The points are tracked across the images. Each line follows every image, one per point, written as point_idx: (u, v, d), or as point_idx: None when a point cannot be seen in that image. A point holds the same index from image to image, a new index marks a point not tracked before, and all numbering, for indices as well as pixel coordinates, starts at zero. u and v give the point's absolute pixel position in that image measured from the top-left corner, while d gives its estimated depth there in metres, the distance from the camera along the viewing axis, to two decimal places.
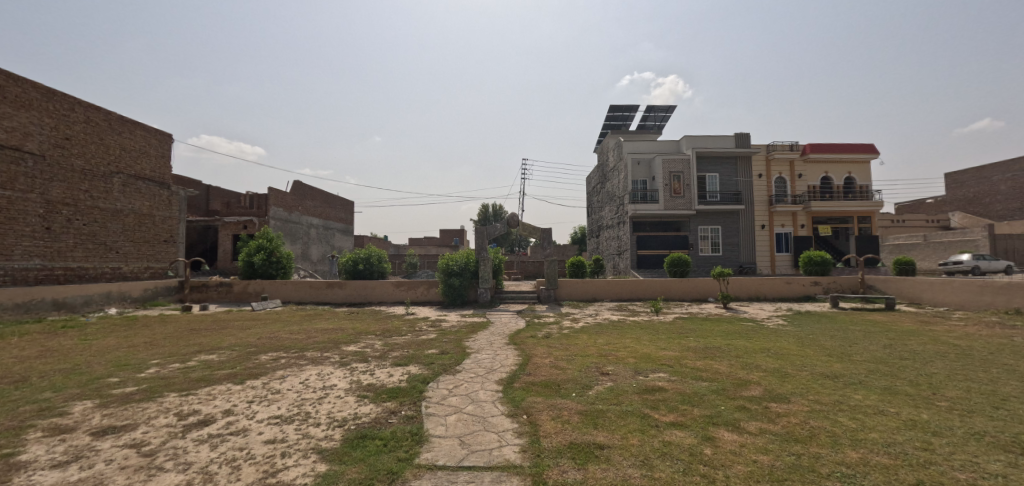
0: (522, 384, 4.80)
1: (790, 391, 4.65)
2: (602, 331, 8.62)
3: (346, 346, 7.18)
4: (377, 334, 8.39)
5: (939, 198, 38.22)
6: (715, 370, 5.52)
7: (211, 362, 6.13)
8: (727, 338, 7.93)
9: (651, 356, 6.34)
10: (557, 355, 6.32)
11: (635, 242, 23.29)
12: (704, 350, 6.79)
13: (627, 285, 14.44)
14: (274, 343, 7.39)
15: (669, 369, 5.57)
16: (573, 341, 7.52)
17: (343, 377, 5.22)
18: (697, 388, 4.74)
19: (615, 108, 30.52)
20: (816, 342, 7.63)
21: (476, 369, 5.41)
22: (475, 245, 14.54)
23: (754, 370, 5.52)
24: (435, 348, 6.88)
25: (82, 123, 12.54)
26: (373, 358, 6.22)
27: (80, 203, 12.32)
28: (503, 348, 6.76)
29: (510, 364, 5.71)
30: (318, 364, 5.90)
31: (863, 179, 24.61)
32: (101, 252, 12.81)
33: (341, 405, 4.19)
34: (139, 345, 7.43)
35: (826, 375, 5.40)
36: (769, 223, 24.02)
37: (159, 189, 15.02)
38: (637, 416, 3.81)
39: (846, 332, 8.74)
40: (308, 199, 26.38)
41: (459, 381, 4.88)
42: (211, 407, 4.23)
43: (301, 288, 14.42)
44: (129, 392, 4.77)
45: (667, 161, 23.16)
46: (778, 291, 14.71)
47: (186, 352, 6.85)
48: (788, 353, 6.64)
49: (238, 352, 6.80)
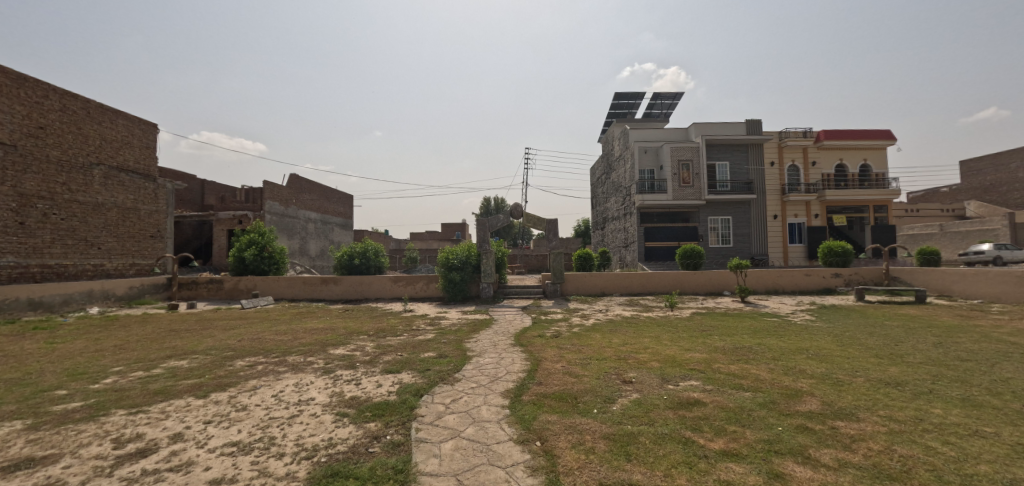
0: (533, 397, 4.05)
1: (856, 406, 3.88)
2: (616, 329, 7.85)
3: (334, 349, 6.45)
4: (370, 334, 7.68)
5: (954, 186, 37.07)
6: (756, 378, 4.75)
7: (177, 370, 5.38)
8: (756, 336, 7.13)
9: (678, 359, 5.57)
10: (570, 358, 5.56)
11: (643, 233, 22.47)
12: (735, 351, 6.02)
13: (638, 278, 13.63)
14: (254, 347, 6.65)
15: (702, 376, 4.81)
16: (586, 341, 6.77)
17: (323, 388, 4.48)
18: (741, 400, 3.99)
19: (620, 96, 29.50)
20: (857, 341, 6.85)
21: (479, 378, 4.65)
22: (477, 237, 13.76)
23: (801, 377, 4.77)
24: (432, 351, 6.15)
25: (57, 111, 11.78)
26: (363, 364, 5.50)
27: (57, 196, 11.61)
28: (508, 351, 5.99)
29: (517, 370, 4.94)
30: (297, 372, 5.17)
31: (880, 166, 23.66)
32: (82, 248, 12.13)
33: (315, 428, 3.44)
34: (106, 350, 6.71)
35: (886, 382, 4.66)
36: (782, 213, 23.12)
37: (144, 182, 14.31)
38: (679, 442, 3.06)
39: (884, 329, 7.96)
40: (306, 192, 25.62)
41: (458, 394, 4.14)
42: (158, 430, 3.53)
43: (294, 285, 13.73)
44: (70, 410, 4.05)
45: (676, 149, 22.22)
46: (798, 284, 13.86)
47: (155, 357, 6.13)
48: (832, 354, 5.89)
49: (212, 357, 6.07)
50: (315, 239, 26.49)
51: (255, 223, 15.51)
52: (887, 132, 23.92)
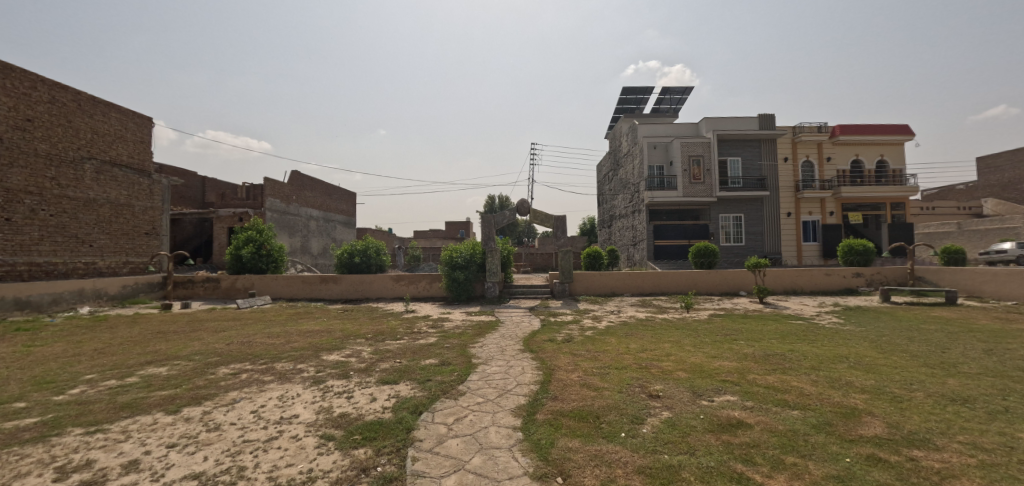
0: (548, 415, 3.51)
1: (928, 430, 3.31)
2: (632, 333, 7.30)
3: (327, 355, 5.93)
4: (367, 338, 7.15)
5: (971, 183, 35.94)
6: (801, 392, 4.17)
7: (153, 379, 4.90)
8: (786, 342, 6.53)
9: (705, 368, 5.01)
10: (586, 367, 5.00)
11: (652, 232, 21.85)
12: (768, 359, 5.43)
13: (650, 278, 13.04)
14: (242, 352, 6.15)
15: (738, 390, 4.25)
16: (602, 347, 6.22)
17: (310, 403, 3.96)
18: (791, 422, 3.44)
19: (629, 90, 28.79)
20: (898, 348, 6.23)
21: (486, 391, 4.10)
22: (482, 235, 13.23)
23: (851, 393, 4.18)
24: (434, 358, 5.61)
25: (46, 103, 11.36)
26: (357, 373, 4.97)
27: (45, 192, 11.20)
28: (517, 359, 5.43)
29: (528, 382, 4.39)
30: (284, 382, 4.65)
31: (897, 162, 22.87)
32: (72, 245, 11.76)
33: (293, 456, 2.91)
34: (84, 354, 6.24)
35: (951, 398, 4.07)
36: (795, 211, 22.43)
37: (138, 177, 13.89)
38: (731, 479, 2.51)
39: (923, 334, 7.34)
40: (307, 189, 25.18)
41: (462, 411, 3.60)
42: (113, 456, 3.03)
43: (293, 284, 13.26)
44: (21, 428, 3.55)
45: (687, 144, 21.56)
46: (817, 284, 13.23)
47: (132, 363, 5.64)
48: (876, 363, 5.31)
49: (194, 363, 5.58)
50: (317, 238, 26.09)
51: (253, 220, 15.03)
52: (905, 127, 23.10)
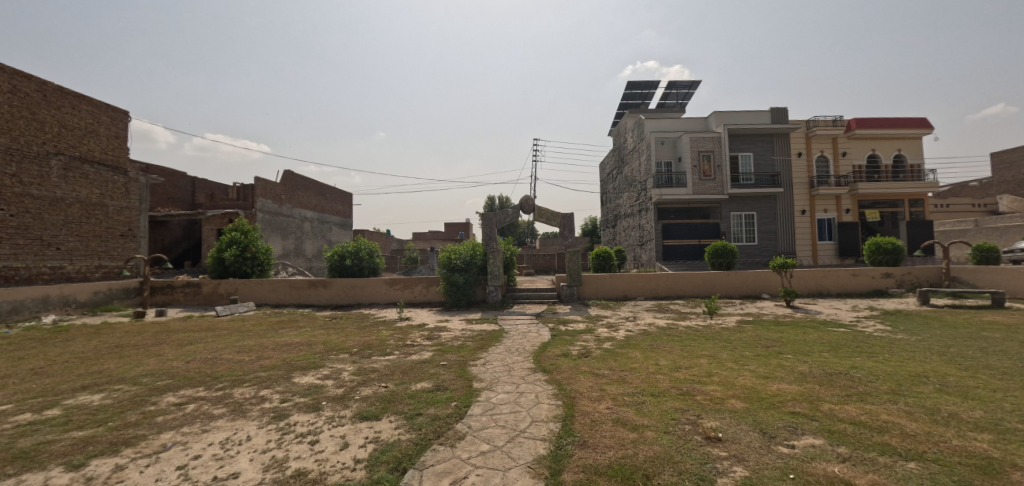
0: (580, 475, 2.54)
1: None
2: (657, 345, 6.35)
3: (301, 376, 4.95)
4: (352, 352, 6.19)
5: (985, 181, 34.83)
6: (904, 432, 3.19)
7: (76, 413, 3.93)
8: (842, 356, 5.55)
9: (763, 394, 4.02)
10: (616, 395, 4.02)
11: (660, 231, 20.90)
12: (833, 381, 4.46)
13: (664, 281, 12.09)
14: (201, 373, 5.18)
15: (819, 428, 3.28)
16: (627, 364, 5.27)
17: (259, 454, 2.96)
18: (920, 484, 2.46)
19: (634, 85, 27.87)
20: (977, 363, 5.27)
21: (493, 434, 3.14)
22: (483, 235, 12.25)
23: (968, 432, 3.20)
24: (428, 381, 4.63)
25: (6, 93, 10.46)
26: (331, 403, 3.99)
27: (4, 189, 10.33)
28: (529, 382, 4.47)
29: (547, 418, 3.43)
30: (237, 418, 3.66)
31: (915, 157, 21.92)
32: (37, 248, 10.86)
33: None
34: (14, 376, 5.27)
35: None
36: (810, 209, 21.49)
37: (112, 175, 12.95)
38: None
39: (992, 344, 6.38)
40: (301, 189, 24.25)
41: (462, 471, 2.61)
42: None
43: (279, 288, 12.31)
44: None
45: (696, 140, 20.59)
46: (844, 286, 12.26)
47: (65, 389, 4.67)
48: (968, 386, 4.35)
49: (138, 388, 4.62)
50: (311, 239, 25.15)
51: (238, 221, 14.06)
52: (923, 120, 22.18)
